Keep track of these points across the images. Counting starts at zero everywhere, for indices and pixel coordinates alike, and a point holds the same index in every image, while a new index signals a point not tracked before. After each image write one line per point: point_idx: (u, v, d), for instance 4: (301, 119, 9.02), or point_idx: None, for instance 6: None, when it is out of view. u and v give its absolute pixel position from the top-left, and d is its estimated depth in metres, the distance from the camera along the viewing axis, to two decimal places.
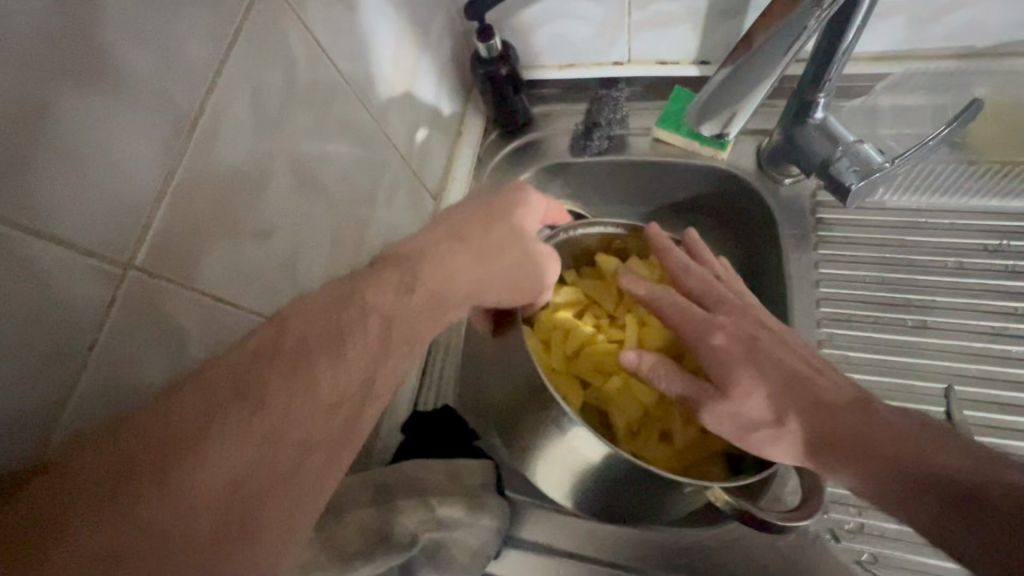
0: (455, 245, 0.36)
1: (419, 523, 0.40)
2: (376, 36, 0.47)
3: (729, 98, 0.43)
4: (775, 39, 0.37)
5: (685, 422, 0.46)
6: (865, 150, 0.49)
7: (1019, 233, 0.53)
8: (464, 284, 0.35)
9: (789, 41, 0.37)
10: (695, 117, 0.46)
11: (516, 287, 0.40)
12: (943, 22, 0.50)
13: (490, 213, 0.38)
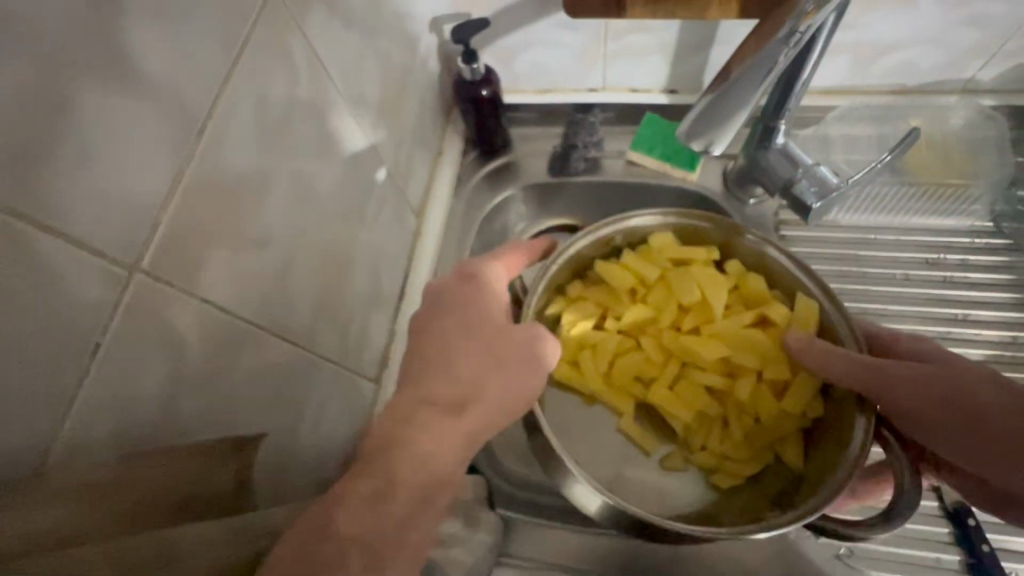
0: (430, 403, 0.36)
1: None
2: (367, 55, 0.48)
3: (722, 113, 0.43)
4: (766, 52, 0.39)
5: (741, 414, 0.49)
6: (822, 172, 0.54)
7: (955, 248, 0.58)
8: (453, 444, 0.34)
9: (775, 55, 0.39)
10: (687, 133, 0.46)
11: (505, 402, 0.38)
12: (881, 60, 0.57)
13: (445, 339, 0.40)
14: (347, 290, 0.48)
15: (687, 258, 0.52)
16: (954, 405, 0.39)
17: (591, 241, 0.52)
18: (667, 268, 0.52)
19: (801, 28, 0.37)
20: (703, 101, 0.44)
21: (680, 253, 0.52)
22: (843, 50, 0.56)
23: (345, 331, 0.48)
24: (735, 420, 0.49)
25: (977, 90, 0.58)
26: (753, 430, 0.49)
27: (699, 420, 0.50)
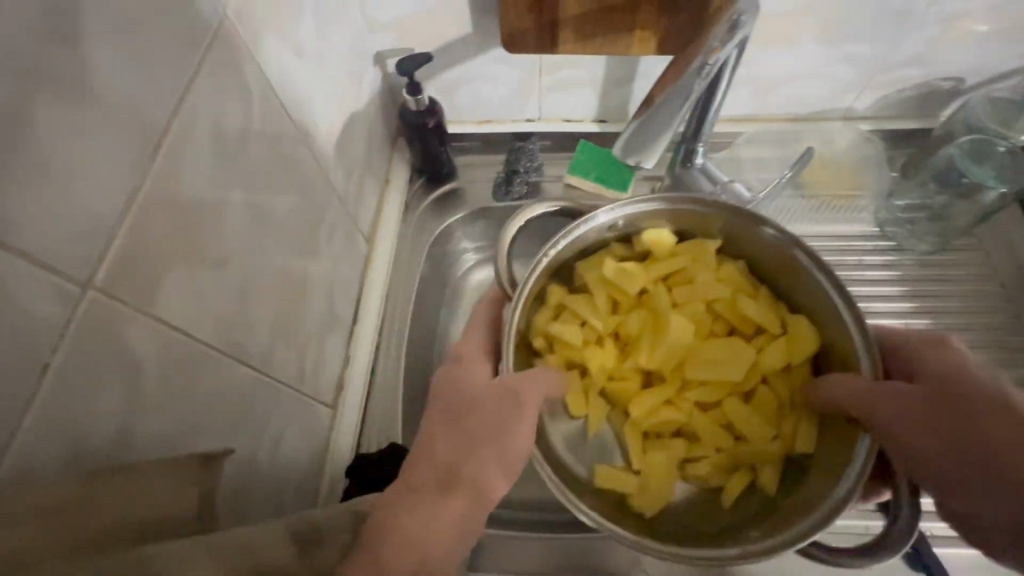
0: (410, 485, 0.35)
1: None
2: (317, 84, 0.49)
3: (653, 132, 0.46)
4: (688, 74, 0.43)
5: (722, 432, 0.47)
6: (737, 188, 0.61)
7: (851, 250, 0.67)
8: (437, 531, 0.32)
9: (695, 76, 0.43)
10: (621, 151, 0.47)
11: (485, 472, 0.37)
12: (777, 92, 0.65)
13: (433, 419, 0.40)
14: (303, 313, 0.48)
15: (676, 268, 0.49)
16: (936, 427, 0.37)
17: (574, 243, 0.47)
18: (651, 282, 0.49)
19: (711, 61, 0.43)
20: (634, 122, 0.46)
21: (667, 264, 0.49)
22: (746, 82, 0.64)
23: (301, 354, 0.48)
24: (712, 436, 0.47)
25: (856, 116, 0.68)
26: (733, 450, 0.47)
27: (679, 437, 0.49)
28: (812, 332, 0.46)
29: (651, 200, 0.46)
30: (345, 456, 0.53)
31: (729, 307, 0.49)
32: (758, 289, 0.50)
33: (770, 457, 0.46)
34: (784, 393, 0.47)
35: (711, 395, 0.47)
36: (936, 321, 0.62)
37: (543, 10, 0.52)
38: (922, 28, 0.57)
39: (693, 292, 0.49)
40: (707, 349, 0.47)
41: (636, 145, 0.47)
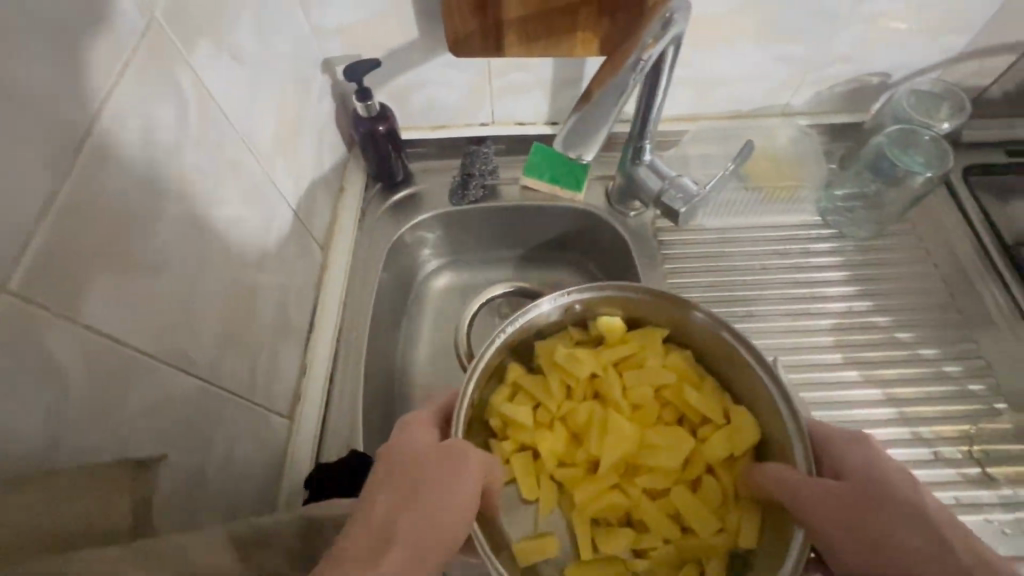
0: (341, 553, 0.31)
1: None
2: (260, 91, 0.49)
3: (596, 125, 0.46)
4: (627, 67, 0.44)
5: (668, 520, 0.50)
6: (684, 182, 0.61)
7: (799, 239, 0.69)
8: None
9: (633, 69, 0.45)
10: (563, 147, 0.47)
11: (430, 534, 0.34)
12: (719, 91, 0.68)
13: (372, 483, 0.37)
14: (253, 322, 0.47)
15: (623, 356, 0.55)
16: (854, 521, 0.38)
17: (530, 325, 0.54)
18: (600, 370, 0.54)
19: (645, 57, 0.45)
20: (575, 116, 0.46)
21: (615, 350, 0.55)
22: (690, 82, 0.67)
23: (253, 364, 0.47)
24: (659, 524, 0.50)
25: (794, 112, 0.72)
26: (682, 540, 0.50)
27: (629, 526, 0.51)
28: (751, 421, 0.50)
29: (596, 289, 0.53)
30: (305, 465, 0.53)
31: (674, 396, 0.54)
32: (704, 380, 0.54)
33: (714, 551, 0.49)
34: (728, 483, 0.50)
35: (656, 481, 0.51)
36: (880, 303, 0.64)
37: (485, 15, 0.53)
38: (847, 27, 0.60)
39: (638, 380, 0.54)
40: (651, 439, 0.52)
41: (578, 140, 0.47)
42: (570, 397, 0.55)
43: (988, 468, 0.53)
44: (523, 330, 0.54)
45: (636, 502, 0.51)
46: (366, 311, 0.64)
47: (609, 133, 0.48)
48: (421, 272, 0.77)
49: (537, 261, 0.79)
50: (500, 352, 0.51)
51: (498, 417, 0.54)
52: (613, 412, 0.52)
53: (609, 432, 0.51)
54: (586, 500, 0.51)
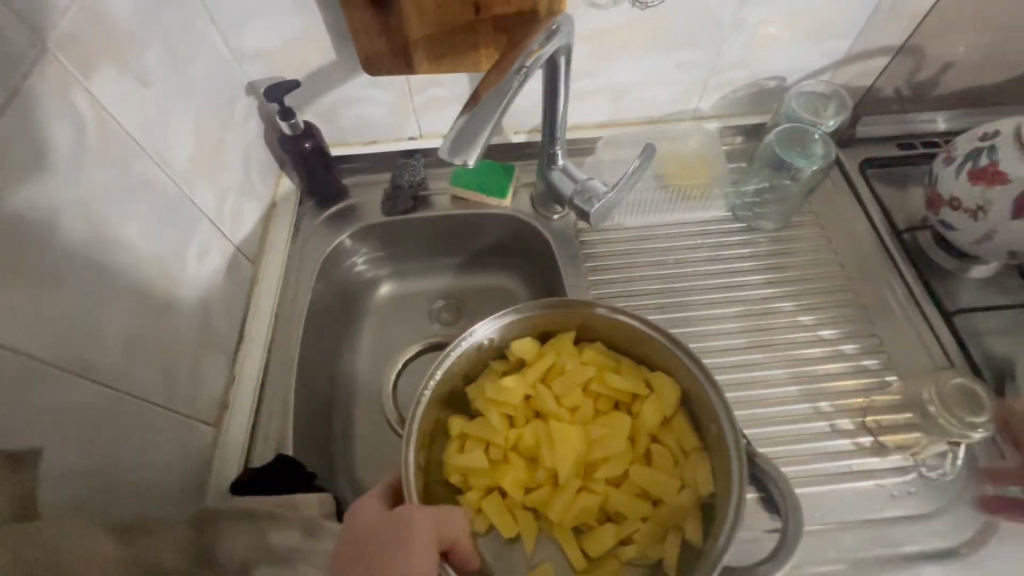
0: None
1: None
2: (175, 113, 0.51)
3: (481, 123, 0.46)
4: (511, 70, 0.48)
5: (639, 501, 0.54)
6: (594, 185, 0.65)
7: (707, 233, 0.73)
8: None
9: (518, 73, 0.49)
10: (447, 149, 0.46)
11: None
12: (629, 99, 0.73)
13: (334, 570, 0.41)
14: (170, 332, 0.49)
15: (546, 367, 0.58)
16: None
17: (449, 372, 0.55)
18: (530, 388, 0.57)
19: (530, 62, 0.49)
20: (460, 122, 0.47)
21: (537, 363, 0.58)
22: (601, 92, 0.71)
23: (171, 373, 0.49)
24: (631, 507, 0.54)
25: (704, 116, 0.77)
26: (655, 510, 0.54)
27: (609, 515, 0.55)
28: (671, 384, 0.55)
29: (500, 317, 0.55)
30: (232, 471, 0.55)
31: (601, 387, 0.57)
32: (621, 362, 0.58)
33: (686, 508, 0.52)
34: (672, 443, 0.55)
35: (611, 470, 0.54)
36: (783, 289, 0.68)
37: (392, 35, 0.57)
38: (734, 36, 0.65)
39: (566, 383, 0.57)
40: (596, 434, 0.55)
41: (463, 142, 0.46)
42: (512, 425, 0.58)
43: (880, 437, 0.57)
44: (445, 381, 0.55)
45: (603, 495, 0.54)
46: (299, 321, 0.66)
47: (497, 136, 0.48)
48: (362, 283, 0.79)
49: (475, 267, 0.82)
50: (427, 413, 0.52)
51: (455, 473, 0.55)
52: (554, 422, 0.55)
53: (556, 444, 0.54)
54: (558, 513, 0.54)
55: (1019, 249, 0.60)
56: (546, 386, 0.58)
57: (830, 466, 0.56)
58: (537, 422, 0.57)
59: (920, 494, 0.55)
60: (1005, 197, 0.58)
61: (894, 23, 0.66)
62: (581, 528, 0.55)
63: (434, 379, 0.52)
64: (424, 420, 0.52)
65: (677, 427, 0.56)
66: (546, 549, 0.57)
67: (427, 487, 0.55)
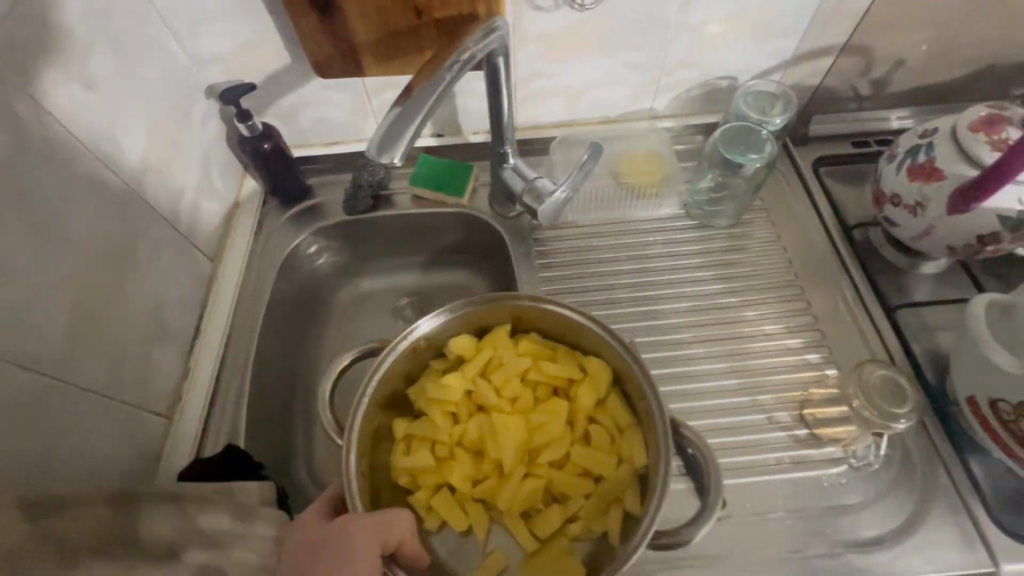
0: None
1: None
2: (125, 115, 0.54)
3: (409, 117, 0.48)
4: (445, 64, 0.50)
5: (583, 482, 0.56)
6: (542, 183, 0.67)
7: (658, 226, 0.75)
8: None
9: (451, 68, 0.50)
10: (373, 144, 0.47)
11: None
12: (583, 100, 0.74)
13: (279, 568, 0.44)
14: (118, 325, 0.51)
15: (484, 361, 0.59)
16: None
17: (386, 377, 0.56)
18: (469, 383, 0.58)
19: (465, 56, 0.51)
20: (389, 117, 0.48)
21: (475, 358, 0.59)
22: (554, 93, 0.73)
23: (118, 364, 0.51)
24: (574, 487, 0.55)
25: (659, 116, 0.78)
26: (597, 488, 0.55)
27: (555, 496, 0.56)
28: (603, 366, 0.57)
29: (433, 317, 0.56)
30: (184, 460, 0.57)
31: (538, 375, 0.59)
32: (556, 350, 0.60)
33: (624, 482, 0.54)
34: (608, 422, 0.57)
35: (553, 453, 0.56)
36: (730, 282, 0.69)
37: (337, 37, 0.58)
38: (679, 37, 0.67)
39: (505, 375, 0.59)
40: (535, 420, 0.57)
41: (390, 136, 0.47)
42: (456, 421, 0.59)
43: (814, 429, 0.58)
44: (383, 385, 0.56)
45: (547, 478, 0.56)
46: (257, 317, 0.68)
47: (427, 130, 0.49)
48: (327, 281, 0.81)
49: (440, 264, 0.84)
50: (367, 420, 0.53)
51: (402, 473, 0.57)
52: (495, 413, 0.57)
53: (497, 435, 0.55)
54: (505, 500, 0.55)
55: (957, 244, 0.61)
56: (486, 379, 0.59)
57: (762, 457, 0.57)
58: (480, 415, 0.58)
59: (853, 484, 0.56)
60: (941, 193, 0.59)
61: (837, 23, 0.67)
62: (530, 512, 0.57)
63: (369, 385, 0.53)
64: (364, 427, 0.53)
65: (611, 406, 0.58)
66: (500, 538, 0.58)
67: (375, 491, 0.56)
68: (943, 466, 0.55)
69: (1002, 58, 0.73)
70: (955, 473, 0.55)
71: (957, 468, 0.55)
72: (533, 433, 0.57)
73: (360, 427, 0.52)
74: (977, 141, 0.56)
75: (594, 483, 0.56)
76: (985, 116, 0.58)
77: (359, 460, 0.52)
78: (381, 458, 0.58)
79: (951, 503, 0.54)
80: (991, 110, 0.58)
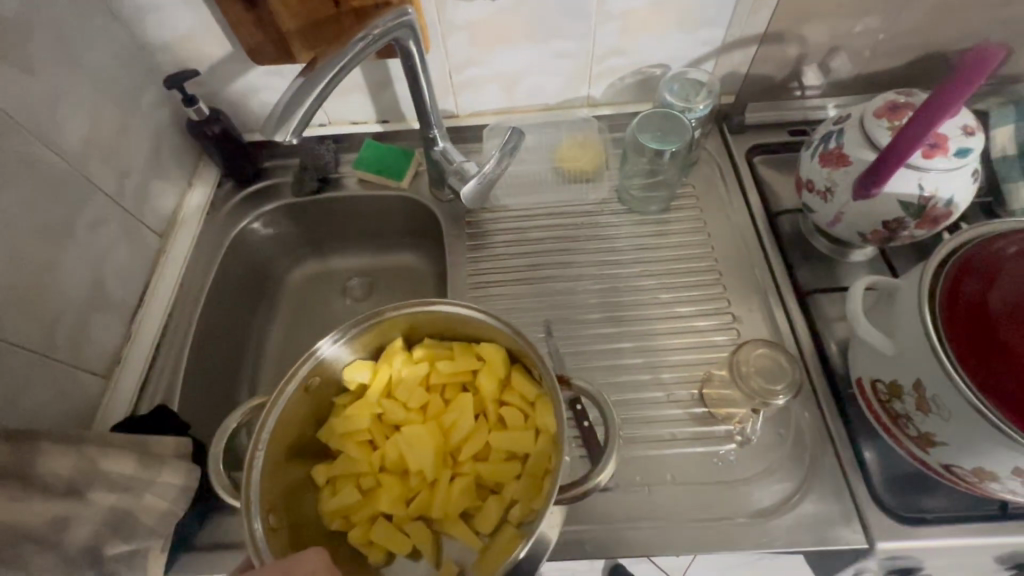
0: None
1: (71, 469, 0.47)
2: (66, 98, 0.58)
3: (305, 92, 0.51)
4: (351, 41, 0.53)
5: (507, 473, 0.59)
6: (467, 167, 0.70)
7: (589, 213, 0.76)
8: None
9: (357, 43, 0.53)
10: (267, 122, 0.51)
11: None
12: (518, 87, 0.76)
13: None
14: (50, 290, 0.56)
15: (382, 380, 0.62)
16: None
17: (282, 424, 0.56)
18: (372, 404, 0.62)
19: (372, 32, 0.54)
20: (287, 93, 0.51)
21: (370, 379, 0.62)
22: (490, 80, 0.75)
23: (48, 324, 0.56)
24: (500, 472, 0.59)
25: (597, 103, 0.80)
26: (520, 467, 0.59)
27: (488, 485, 0.60)
28: (495, 350, 0.61)
29: (315, 355, 0.58)
30: (118, 417, 0.62)
31: (439, 378, 0.63)
32: (451, 351, 0.64)
33: (541, 453, 0.57)
34: (516, 400, 0.61)
35: (472, 447, 0.60)
36: (650, 267, 0.71)
37: (266, 26, 0.62)
38: (604, 25, 0.68)
39: (408, 387, 0.63)
40: (448, 418, 0.62)
41: (284, 112, 0.50)
42: (374, 447, 0.62)
43: (710, 407, 0.60)
44: (280, 433, 0.57)
45: (474, 472, 0.60)
46: (201, 290, 0.72)
47: (325, 105, 0.52)
48: (279, 260, 0.85)
49: (388, 247, 0.88)
50: (268, 479, 0.54)
51: (334, 517, 0.59)
52: (406, 427, 0.61)
53: (411, 446, 0.59)
54: (440, 506, 0.58)
55: (866, 230, 0.61)
56: (390, 398, 0.63)
57: (655, 431, 0.59)
58: (393, 435, 0.62)
59: (745, 462, 0.57)
60: (847, 179, 0.59)
61: (762, 10, 0.68)
62: (471, 512, 0.59)
63: (258, 448, 0.53)
64: (268, 487, 0.54)
65: (516, 384, 0.61)
66: (453, 548, 0.59)
67: (303, 543, 0.57)
68: (833, 448, 0.56)
69: (942, 46, 0.72)
70: (842, 454, 0.56)
71: (847, 450, 0.56)
72: (448, 434, 0.62)
73: (263, 489, 0.53)
74: (879, 126, 0.57)
75: (522, 463, 0.59)
76: (889, 102, 0.58)
77: (267, 518, 0.52)
78: (305, 510, 0.60)
79: (836, 484, 0.55)
80: (901, 97, 0.59)
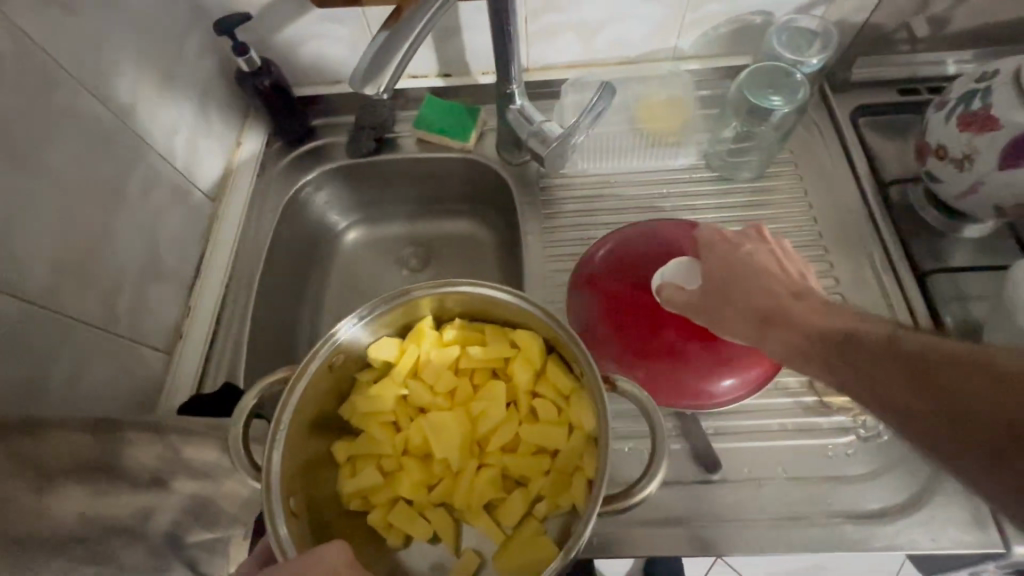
0: None
1: (153, 458, 0.43)
2: (111, 42, 0.52)
3: (398, 41, 0.44)
4: None
5: (541, 467, 0.55)
6: (547, 127, 0.64)
7: (669, 181, 0.70)
8: None
9: None
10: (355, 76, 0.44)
11: None
12: (600, 38, 0.69)
13: None
14: (104, 259, 0.52)
15: (410, 359, 0.58)
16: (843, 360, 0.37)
17: (306, 397, 0.52)
18: (397, 381, 0.58)
19: None
20: (376, 43, 0.45)
21: (403, 360, 0.58)
22: (568, 28, 0.67)
23: (108, 297, 0.52)
24: (528, 467, 0.56)
25: (683, 56, 0.72)
26: (552, 462, 0.56)
27: (507, 476, 0.57)
28: (529, 336, 0.57)
29: (337, 335, 0.53)
30: (184, 395, 0.59)
31: (468, 363, 0.59)
32: (484, 334, 0.59)
33: (576, 450, 0.54)
34: (548, 393, 0.57)
35: (500, 439, 0.57)
36: None
37: None
38: None
39: (435, 370, 0.59)
40: (475, 406, 0.58)
41: (375, 66, 0.44)
42: (398, 429, 0.59)
43: (823, 396, 0.55)
44: (302, 407, 0.52)
45: (501, 464, 0.56)
46: (257, 259, 0.67)
47: (418, 56, 0.46)
48: (331, 226, 0.80)
49: (446, 213, 0.82)
50: (290, 459, 0.50)
51: (353, 496, 0.56)
52: (432, 412, 0.57)
53: (437, 433, 0.56)
54: (463, 497, 0.55)
55: (1006, 203, 0.55)
56: (418, 378, 0.59)
57: (760, 422, 0.55)
58: (418, 418, 0.58)
59: (860, 455, 0.53)
60: (992, 144, 0.52)
61: None
62: (495, 503, 0.56)
63: (280, 428, 0.48)
64: (286, 467, 0.49)
65: (551, 374, 0.57)
66: (473, 536, 0.57)
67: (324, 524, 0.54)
68: None
69: None
70: None
71: None
72: (476, 422, 0.58)
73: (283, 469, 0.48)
74: None
75: (552, 458, 0.56)
76: None
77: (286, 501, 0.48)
78: (324, 489, 0.56)
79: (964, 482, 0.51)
80: None
